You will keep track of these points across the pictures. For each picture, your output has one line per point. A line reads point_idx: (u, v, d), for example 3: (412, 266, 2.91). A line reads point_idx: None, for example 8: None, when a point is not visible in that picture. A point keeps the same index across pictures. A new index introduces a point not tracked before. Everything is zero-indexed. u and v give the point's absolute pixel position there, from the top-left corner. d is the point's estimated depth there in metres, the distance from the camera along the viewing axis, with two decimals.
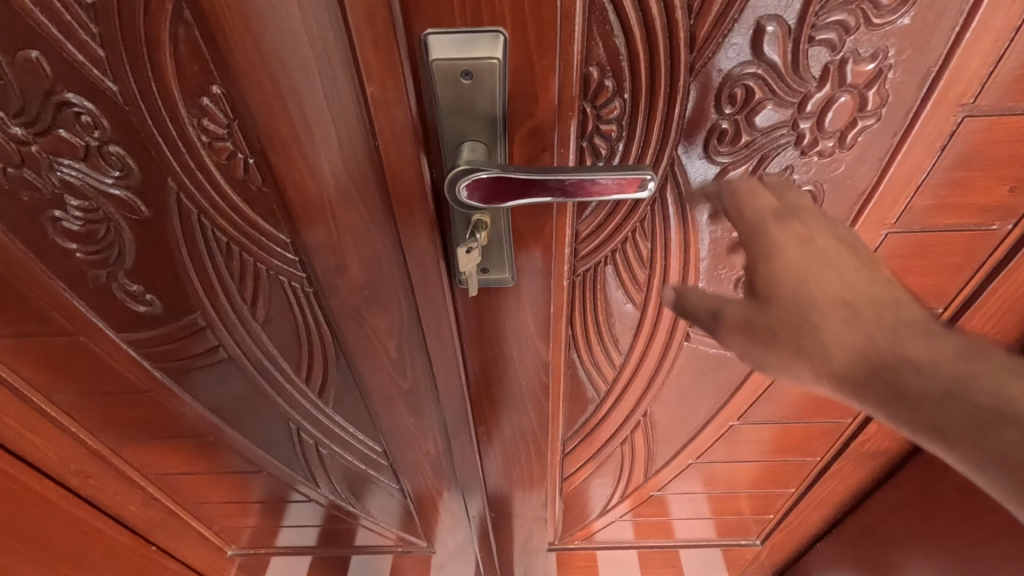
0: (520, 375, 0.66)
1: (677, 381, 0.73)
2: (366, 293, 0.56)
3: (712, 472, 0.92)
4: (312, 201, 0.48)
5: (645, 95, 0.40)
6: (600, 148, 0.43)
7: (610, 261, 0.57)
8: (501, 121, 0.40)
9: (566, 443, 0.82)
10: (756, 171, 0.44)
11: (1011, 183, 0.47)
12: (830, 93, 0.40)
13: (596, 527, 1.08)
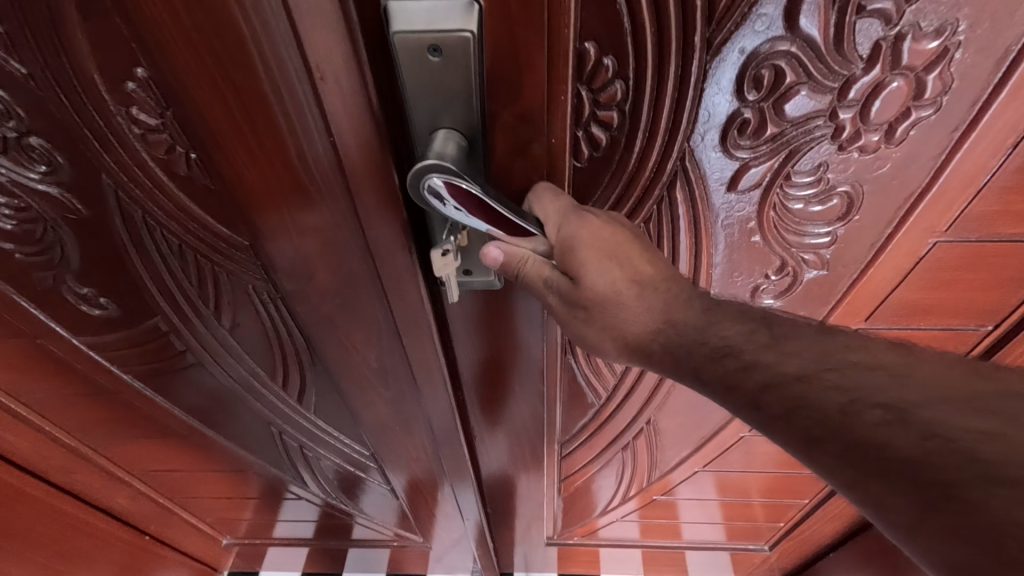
0: (511, 376, 0.61)
1: (686, 391, 0.67)
2: (337, 299, 0.51)
3: (721, 481, 0.87)
4: (271, 200, 0.41)
5: (652, 80, 0.31)
6: (598, 139, 0.34)
7: None
8: (481, 106, 0.31)
9: (564, 446, 0.77)
10: (782, 169, 0.36)
11: None
12: (880, 78, 0.32)
13: (599, 525, 1.04)
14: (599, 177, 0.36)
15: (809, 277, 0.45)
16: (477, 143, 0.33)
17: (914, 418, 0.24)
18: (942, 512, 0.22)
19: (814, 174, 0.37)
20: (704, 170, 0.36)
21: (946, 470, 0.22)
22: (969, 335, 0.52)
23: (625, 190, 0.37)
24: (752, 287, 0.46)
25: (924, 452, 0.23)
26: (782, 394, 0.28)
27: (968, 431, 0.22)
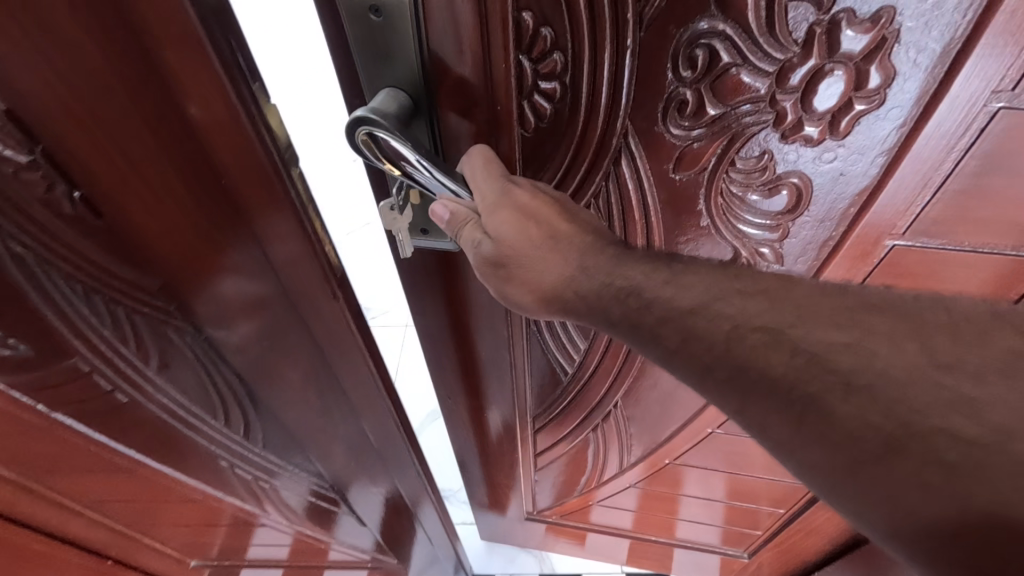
0: (466, 333, 0.52)
1: (651, 375, 0.57)
2: (267, 344, 0.41)
3: (698, 479, 0.74)
4: (175, 258, 0.32)
5: (588, 55, 0.32)
6: (543, 109, 0.34)
7: None
8: (425, 70, 0.31)
9: (536, 420, 0.67)
10: (727, 153, 0.37)
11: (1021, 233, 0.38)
12: (816, 63, 0.32)
13: (570, 518, 0.93)
14: (547, 146, 0.36)
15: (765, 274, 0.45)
16: (425, 109, 0.33)
17: (790, 342, 0.26)
18: (802, 416, 0.26)
19: (759, 160, 0.37)
20: (650, 150, 0.37)
21: (812, 388, 0.26)
22: None
23: (572, 165, 0.38)
24: None
25: (796, 373, 0.26)
26: (679, 326, 0.30)
27: (827, 344, 0.26)
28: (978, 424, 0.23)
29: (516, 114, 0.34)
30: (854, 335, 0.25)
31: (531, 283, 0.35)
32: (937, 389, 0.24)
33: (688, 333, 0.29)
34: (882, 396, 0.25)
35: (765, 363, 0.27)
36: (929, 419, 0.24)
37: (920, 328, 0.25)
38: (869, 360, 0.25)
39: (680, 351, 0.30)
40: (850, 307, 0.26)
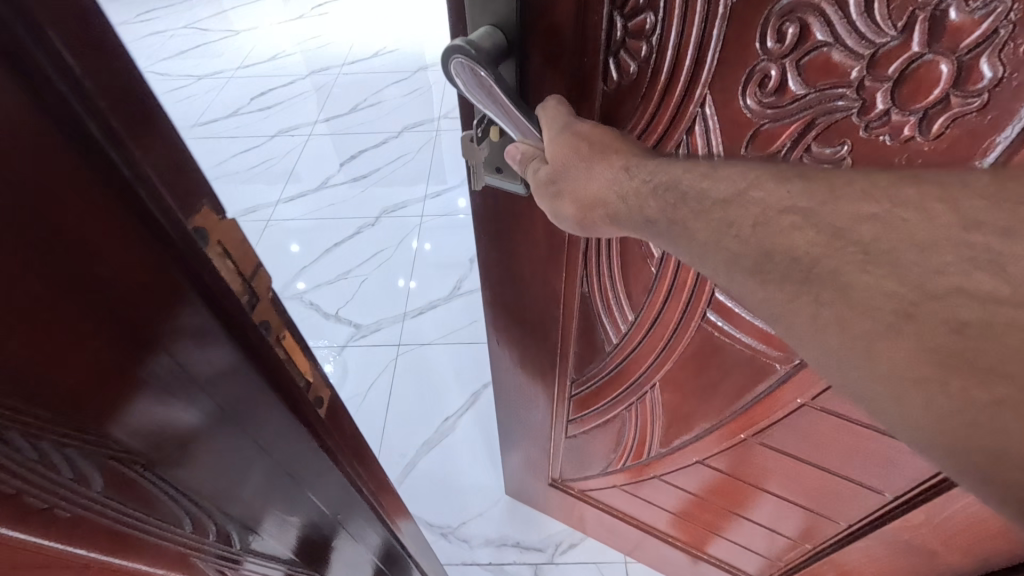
0: (524, 272, 0.56)
1: (689, 360, 0.56)
2: (220, 457, 0.32)
3: (733, 489, 0.71)
4: (72, 394, 0.23)
5: (678, 20, 0.33)
6: (627, 68, 0.37)
7: None
8: (523, 10, 0.35)
9: (577, 384, 0.69)
10: (803, 136, 0.35)
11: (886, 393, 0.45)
12: (914, 53, 0.30)
13: (599, 497, 0.94)
14: (624, 105, 0.38)
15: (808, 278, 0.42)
16: (515, 52, 0.38)
17: (818, 220, 0.26)
18: (812, 284, 0.25)
19: (836, 151, 0.35)
20: (726, 120, 0.37)
21: (834, 262, 0.25)
22: (848, 445, 0.52)
23: (646, 127, 0.39)
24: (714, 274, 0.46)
25: (820, 248, 0.26)
26: (707, 219, 0.30)
27: (856, 215, 0.26)
28: (998, 279, 0.22)
29: (597, 71, 0.37)
30: (882, 206, 0.25)
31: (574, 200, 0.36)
32: (964, 247, 0.23)
33: (722, 225, 0.29)
34: (906, 262, 0.24)
35: (792, 246, 0.27)
36: (947, 279, 0.23)
37: (951, 193, 0.25)
38: (897, 226, 0.25)
39: (708, 246, 0.29)
40: (872, 183, 0.27)
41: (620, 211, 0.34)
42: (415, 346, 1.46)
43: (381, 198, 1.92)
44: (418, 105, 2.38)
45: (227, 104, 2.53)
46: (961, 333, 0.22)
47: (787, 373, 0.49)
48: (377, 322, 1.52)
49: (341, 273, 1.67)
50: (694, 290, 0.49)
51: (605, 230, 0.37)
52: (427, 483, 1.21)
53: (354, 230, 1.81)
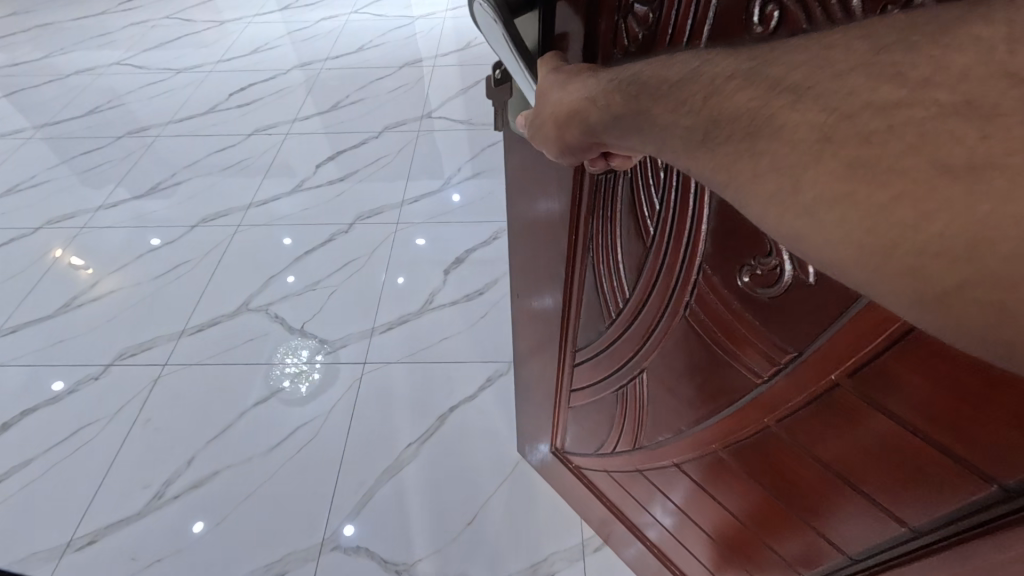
0: (543, 218, 0.63)
1: (674, 353, 0.57)
2: None
3: (704, 508, 0.70)
4: None
5: None
6: (634, 32, 0.41)
7: (620, 182, 0.50)
8: None
9: (580, 350, 0.73)
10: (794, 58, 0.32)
11: (848, 437, 0.43)
12: None
13: (595, 478, 0.98)
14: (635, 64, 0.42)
15: (779, 292, 0.40)
16: (537, 8, 0.46)
17: (759, 73, 0.25)
18: (752, 131, 0.24)
19: None
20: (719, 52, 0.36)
21: (770, 107, 0.24)
22: (808, 485, 0.51)
23: None
24: (691, 266, 0.47)
25: (758, 99, 0.24)
26: (669, 101, 0.28)
27: (788, 66, 0.24)
28: (900, 85, 0.21)
29: (609, 32, 0.42)
30: (810, 52, 0.24)
31: (553, 132, 0.38)
32: (874, 69, 0.22)
33: (679, 105, 0.28)
34: (827, 93, 0.22)
35: (731, 101, 0.25)
36: (861, 97, 0.21)
37: (873, 31, 0.23)
38: (819, 65, 0.23)
39: (669, 128, 0.28)
40: (806, 37, 0.25)
41: (596, 118, 0.33)
42: (381, 364, 1.49)
43: (356, 202, 1.95)
44: (411, 100, 2.42)
45: (210, 100, 2.56)
46: (871, 144, 0.21)
47: (759, 390, 0.48)
48: (344, 339, 1.55)
49: (311, 283, 1.70)
50: (680, 285, 0.50)
51: (591, 152, 0.37)
52: (393, 502, 1.25)
53: (328, 236, 1.84)
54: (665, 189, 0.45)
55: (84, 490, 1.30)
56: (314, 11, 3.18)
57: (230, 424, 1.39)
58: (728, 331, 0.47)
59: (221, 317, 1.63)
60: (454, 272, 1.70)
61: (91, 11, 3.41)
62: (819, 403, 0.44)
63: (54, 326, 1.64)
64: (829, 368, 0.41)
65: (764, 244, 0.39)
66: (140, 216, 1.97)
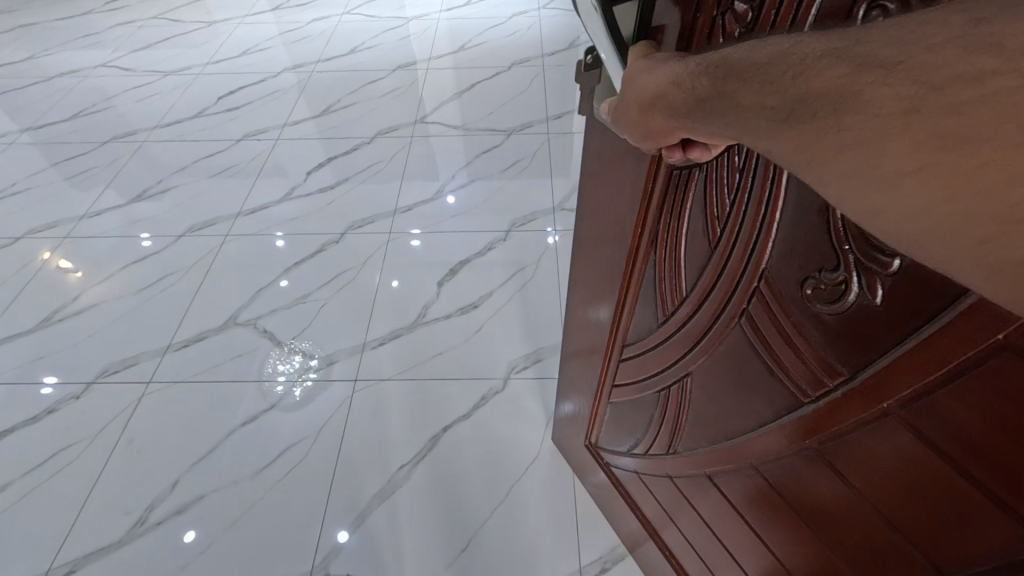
0: (616, 206, 0.67)
1: (725, 355, 0.59)
2: None
3: (729, 521, 0.72)
4: None
5: None
6: (732, 29, 0.40)
7: (699, 178, 0.52)
8: None
9: (630, 345, 0.77)
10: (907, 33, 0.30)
11: (893, 468, 0.44)
12: None
13: (624, 481, 1.00)
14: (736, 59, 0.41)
15: (846, 308, 0.41)
16: None
17: (850, 51, 0.24)
18: (839, 107, 0.24)
19: None
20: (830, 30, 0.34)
21: (861, 86, 0.23)
22: (844, 512, 0.52)
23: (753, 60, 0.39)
24: (755, 266, 0.49)
25: (849, 79, 0.24)
26: (751, 81, 0.28)
27: (882, 44, 0.23)
28: (998, 58, 0.20)
29: (705, 33, 0.42)
30: (905, 30, 0.23)
31: (636, 118, 0.40)
32: (973, 41, 0.21)
33: (763, 86, 0.27)
34: (923, 68, 0.21)
35: (818, 80, 0.25)
36: (958, 68, 0.20)
37: (979, 7, 0.22)
38: (918, 41, 0.22)
39: (751, 109, 0.28)
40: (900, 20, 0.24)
41: (683, 103, 0.34)
42: (373, 381, 1.45)
43: (346, 212, 1.94)
44: (405, 103, 2.42)
45: (202, 103, 2.54)
46: (961, 114, 0.20)
47: (806, 411, 0.50)
48: (337, 347, 1.53)
49: (303, 294, 1.67)
50: (741, 289, 0.52)
51: (670, 138, 0.39)
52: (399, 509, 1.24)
53: (316, 248, 1.81)
54: (740, 197, 0.48)
55: (70, 503, 1.28)
56: (306, 12, 3.18)
57: (229, 433, 1.37)
58: (780, 343, 0.50)
59: (207, 332, 1.59)
60: (448, 285, 1.67)
61: (77, 10, 3.37)
62: (866, 432, 0.45)
63: (45, 334, 1.62)
64: (883, 397, 0.42)
65: (829, 259, 0.41)
66: (131, 222, 1.96)
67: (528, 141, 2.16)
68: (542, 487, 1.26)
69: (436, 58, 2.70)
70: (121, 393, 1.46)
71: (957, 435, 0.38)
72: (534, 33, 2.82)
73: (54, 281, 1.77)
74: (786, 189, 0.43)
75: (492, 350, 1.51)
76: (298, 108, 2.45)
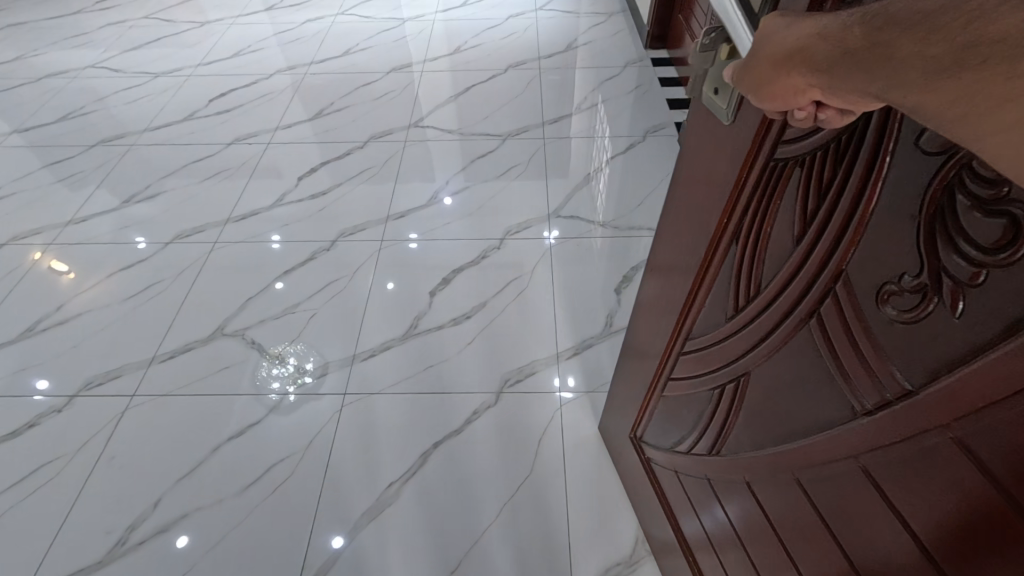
0: (693, 199, 0.66)
1: (787, 359, 0.58)
2: None
3: (759, 530, 0.73)
4: None
5: None
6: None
7: (791, 176, 0.51)
8: None
9: (691, 339, 0.76)
10: None
11: (936, 489, 0.43)
12: None
13: (662, 479, 1.02)
14: None
15: (931, 315, 0.40)
16: None
17: None
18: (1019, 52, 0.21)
19: None
20: None
21: None
22: (878, 530, 0.51)
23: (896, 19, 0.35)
24: (834, 267, 0.49)
25: None
26: (913, 30, 0.25)
27: None
28: None
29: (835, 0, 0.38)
30: None
31: (761, 78, 0.36)
32: None
33: (928, 33, 0.25)
34: None
35: (996, 28, 0.22)
36: None
37: None
38: None
39: (909, 60, 0.26)
40: None
41: (822, 53, 0.31)
42: (363, 395, 1.42)
43: (341, 217, 1.91)
44: (401, 105, 2.40)
45: (193, 104, 2.51)
46: None
47: (859, 422, 0.49)
48: (326, 354, 1.50)
49: (296, 300, 1.64)
50: (817, 288, 0.51)
51: (801, 100, 0.35)
52: (418, 505, 1.24)
53: (307, 256, 1.78)
54: (833, 194, 0.47)
55: (67, 506, 1.27)
56: (300, 13, 3.15)
57: (229, 438, 1.36)
58: (843, 349, 0.49)
59: (194, 343, 1.56)
60: (441, 295, 1.64)
61: (67, 9, 3.33)
62: (916, 450, 0.44)
63: (36, 339, 1.59)
64: (942, 414, 0.41)
65: (911, 264, 0.41)
66: (123, 224, 1.93)
67: (527, 144, 2.15)
68: (533, 504, 1.24)
69: (431, 60, 2.68)
70: (118, 397, 1.45)
71: (1011, 463, 0.37)
72: (530, 35, 2.80)
73: (46, 283, 1.75)
74: (880, 191, 0.43)
75: (487, 363, 1.47)
76: (292, 110, 2.42)
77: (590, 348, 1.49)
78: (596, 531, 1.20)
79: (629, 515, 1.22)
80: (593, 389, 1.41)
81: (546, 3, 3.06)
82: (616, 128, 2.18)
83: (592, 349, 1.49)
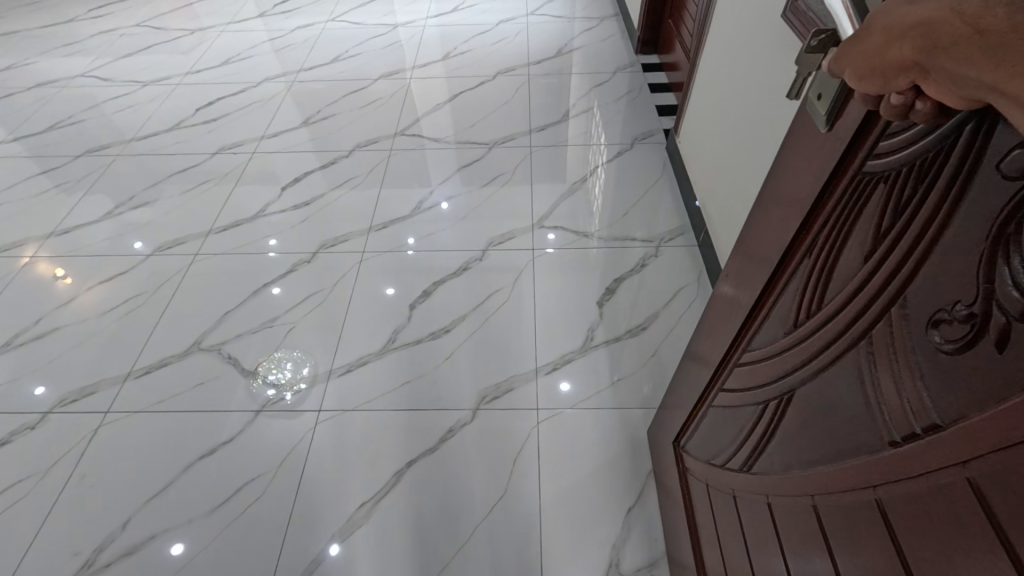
0: (777, 202, 0.60)
1: (828, 382, 0.52)
2: None
3: (769, 550, 0.69)
4: None
5: None
6: None
7: (877, 191, 0.45)
8: None
9: (750, 351, 0.71)
10: None
11: (943, 540, 0.38)
12: None
13: (694, 491, 0.97)
14: None
15: (979, 351, 0.35)
16: None
17: None
18: None
19: None
20: None
21: None
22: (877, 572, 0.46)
23: None
24: (891, 289, 0.43)
25: None
26: None
27: None
28: None
29: None
30: None
31: (865, 51, 0.34)
32: None
33: None
34: None
35: None
36: None
37: None
38: None
39: None
40: None
41: (950, 38, 0.28)
42: (337, 412, 1.36)
43: (330, 224, 1.86)
44: (393, 111, 2.36)
45: (180, 112, 2.46)
46: None
47: (883, 455, 0.44)
48: (314, 363, 1.46)
49: (266, 320, 1.57)
50: (871, 310, 0.46)
51: (899, 80, 0.33)
52: (399, 517, 1.20)
53: (290, 266, 1.72)
54: (911, 208, 0.41)
55: (41, 516, 1.23)
56: (291, 19, 3.11)
57: (214, 449, 1.31)
58: (884, 376, 0.44)
59: (170, 358, 1.50)
60: (422, 307, 1.58)
61: (59, 18, 3.30)
62: (928, 487, 0.40)
63: (14, 351, 1.55)
64: (963, 450, 0.36)
65: (967, 292, 0.36)
66: (106, 233, 1.88)
67: (521, 149, 2.11)
68: (509, 526, 1.18)
69: (423, 66, 2.64)
70: (101, 409, 1.40)
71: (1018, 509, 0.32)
72: (524, 40, 2.76)
73: (29, 292, 1.70)
74: (953, 211, 0.38)
75: (469, 378, 1.42)
76: (283, 116, 2.38)
77: (570, 363, 1.43)
78: (579, 548, 1.15)
79: (609, 535, 1.16)
80: (574, 405, 1.35)
81: (541, 7, 3.03)
82: (615, 132, 2.14)
83: (598, 354, 1.44)
